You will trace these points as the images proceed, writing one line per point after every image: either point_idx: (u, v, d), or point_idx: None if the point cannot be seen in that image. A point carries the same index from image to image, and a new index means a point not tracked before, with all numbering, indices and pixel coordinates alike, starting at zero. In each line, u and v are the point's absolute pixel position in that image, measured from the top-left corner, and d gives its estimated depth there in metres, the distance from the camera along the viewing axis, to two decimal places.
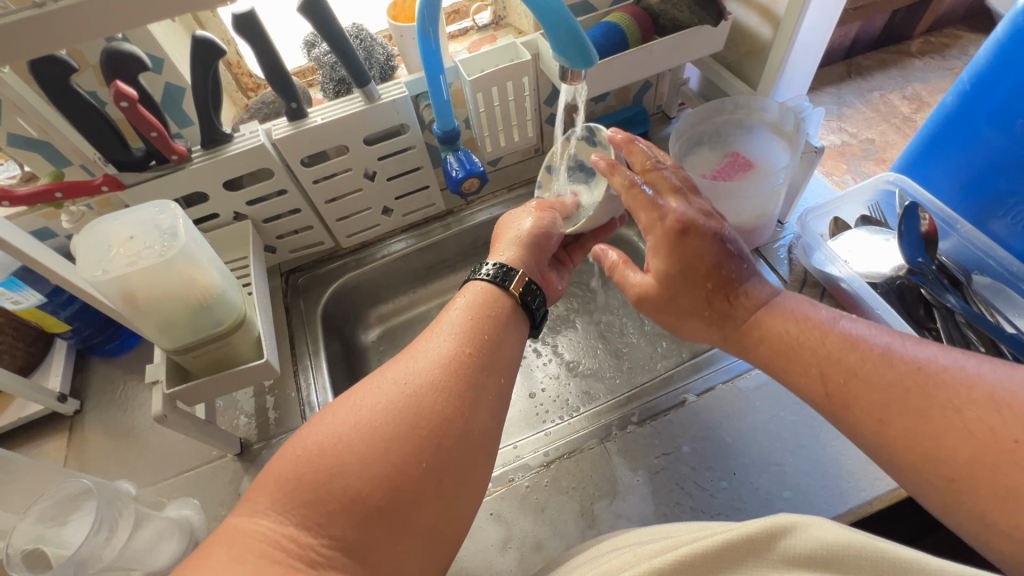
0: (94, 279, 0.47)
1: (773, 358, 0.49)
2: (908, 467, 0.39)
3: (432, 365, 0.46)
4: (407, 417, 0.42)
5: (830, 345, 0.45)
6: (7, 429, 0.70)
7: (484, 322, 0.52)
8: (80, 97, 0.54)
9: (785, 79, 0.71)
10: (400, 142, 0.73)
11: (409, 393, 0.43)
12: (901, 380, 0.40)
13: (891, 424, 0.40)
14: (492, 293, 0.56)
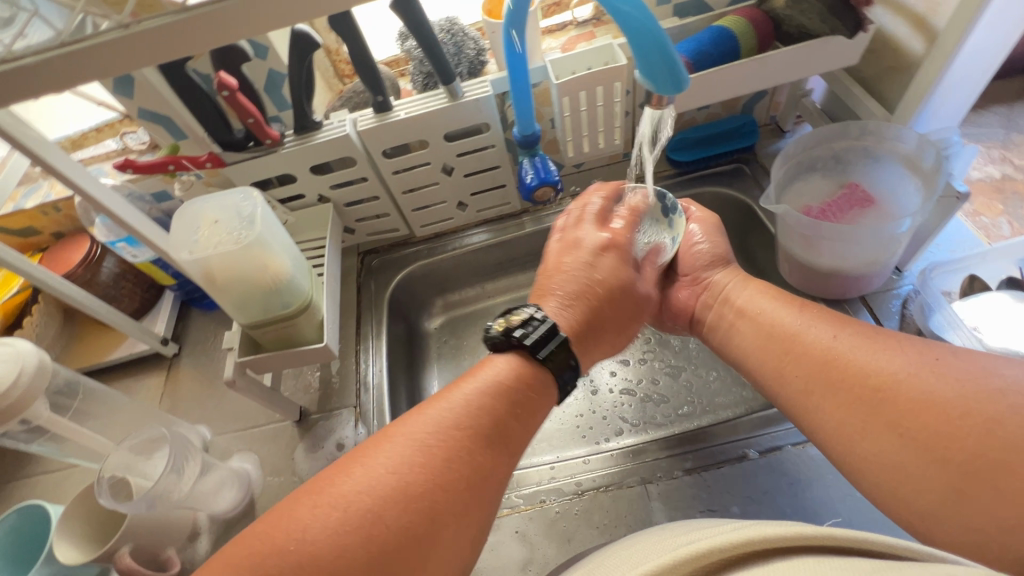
0: (182, 258, 0.51)
1: (799, 373, 0.47)
2: (905, 469, 0.38)
3: (442, 448, 0.41)
4: (414, 504, 0.38)
5: (818, 341, 0.47)
6: (120, 361, 0.81)
7: (516, 425, 0.45)
8: (193, 81, 0.59)
9: (932, 106, 0.60)
10: (480, 140, 0.72)
11: (415, 474, 0.39)
12: (882, 369, 0.42)
13: (877, 418, 0.40)
14: (524, 371, 0.48)
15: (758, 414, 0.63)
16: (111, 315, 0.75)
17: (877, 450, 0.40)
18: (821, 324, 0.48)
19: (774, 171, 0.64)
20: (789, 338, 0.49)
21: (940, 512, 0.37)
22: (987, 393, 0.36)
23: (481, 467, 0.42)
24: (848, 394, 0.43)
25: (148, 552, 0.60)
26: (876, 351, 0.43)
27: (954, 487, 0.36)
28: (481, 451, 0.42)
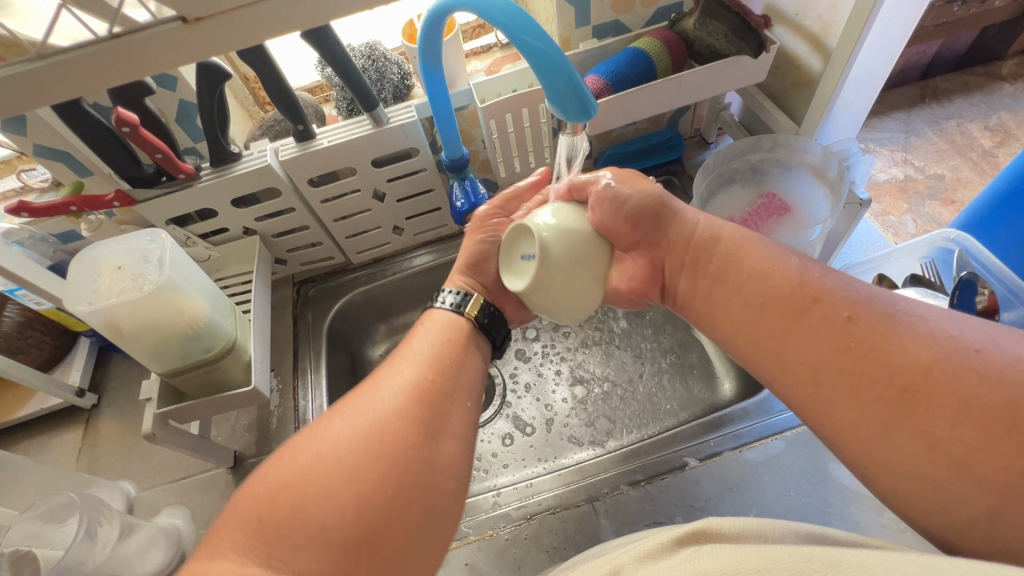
0: (81, 309, 0.48)
1: (790, 327, 0.44)
2: (917, 450, 0.36)
3: (398, 391, 0.45)
4: (378, 430, 0.42)
5: (837, 315, 0.42)
6: (31, 418, 0.75)
7: (454, 347, 0.51)
8: (92, 117, 0.55)
9: (833, 119, 0.64)
10: (410, 165, 0.71)
11: (381, 402, 0.44)
12: (920, 350, 0.37)
13: (894, 399, 0.37)
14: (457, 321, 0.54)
15: (697, 421, 0.64)
16: (15, 370, 0.68)
17: (893, 456, 0.37)
18: (816, 268, 0.46)
19: (696, 184, 0.67)
20: (794, 309, 0.44)
21: (951, 516, 0.34)
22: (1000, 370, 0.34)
23: (428, 377, 0.47)
24: (862, 370, 0.39)
25: None
26: (899, 333, 0.39)
27: (960, 480, 0.34)
28: (427, 377, 0.47)
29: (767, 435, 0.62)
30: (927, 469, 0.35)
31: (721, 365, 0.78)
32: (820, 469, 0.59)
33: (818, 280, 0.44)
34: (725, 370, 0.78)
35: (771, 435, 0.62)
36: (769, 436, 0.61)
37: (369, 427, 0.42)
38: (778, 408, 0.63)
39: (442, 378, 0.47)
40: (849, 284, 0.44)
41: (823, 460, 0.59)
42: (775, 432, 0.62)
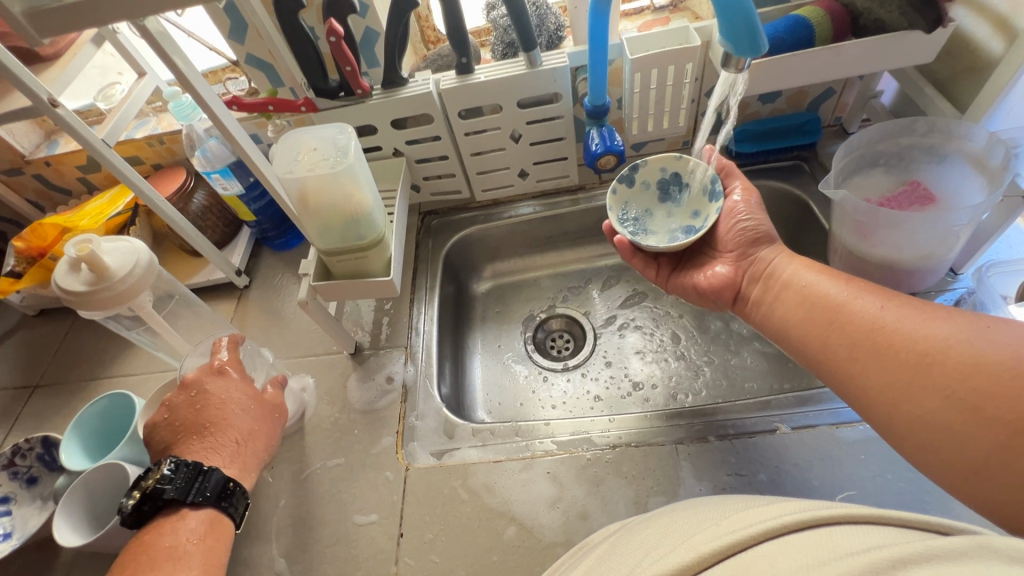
0: (281, 178, 0.57)
1: (855, 348, 0.48)
2: (948, 425, 0.40)
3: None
4: None
5: (859, 332, 0.48)
6: (200, 285, 0.90)
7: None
8: (302, 29, 0.66)
9: (1003, 110, 0.60)
10: (551, 110, 0.76)
11: None
12: (931, 336, 0.43)
13: (924, 383, 0.42)
14: None
15: (792, 394, 0.64)
16: (198, 240, 0.82)
17: (922, 412, 0.42)
18: (886, 302, 0.48)
19: (836, 159, 0.66)
20: (834, 307, 0.52)
21: (976, 473, 0.39)
22: (947, 343, 0.42)
23: None
24: (892, 381, 0.45)
25: None
26: (878, 305, 0.48)
27: (969, 423, 0.39)
28: None
29: None
30: (943, 448, 0.41)
31: None
32: None
33: (884, 317, 0.47)
34: None
35: None
36: None
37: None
38: None
39: None
40: (907, 312, 0.46)
41: None
42: None
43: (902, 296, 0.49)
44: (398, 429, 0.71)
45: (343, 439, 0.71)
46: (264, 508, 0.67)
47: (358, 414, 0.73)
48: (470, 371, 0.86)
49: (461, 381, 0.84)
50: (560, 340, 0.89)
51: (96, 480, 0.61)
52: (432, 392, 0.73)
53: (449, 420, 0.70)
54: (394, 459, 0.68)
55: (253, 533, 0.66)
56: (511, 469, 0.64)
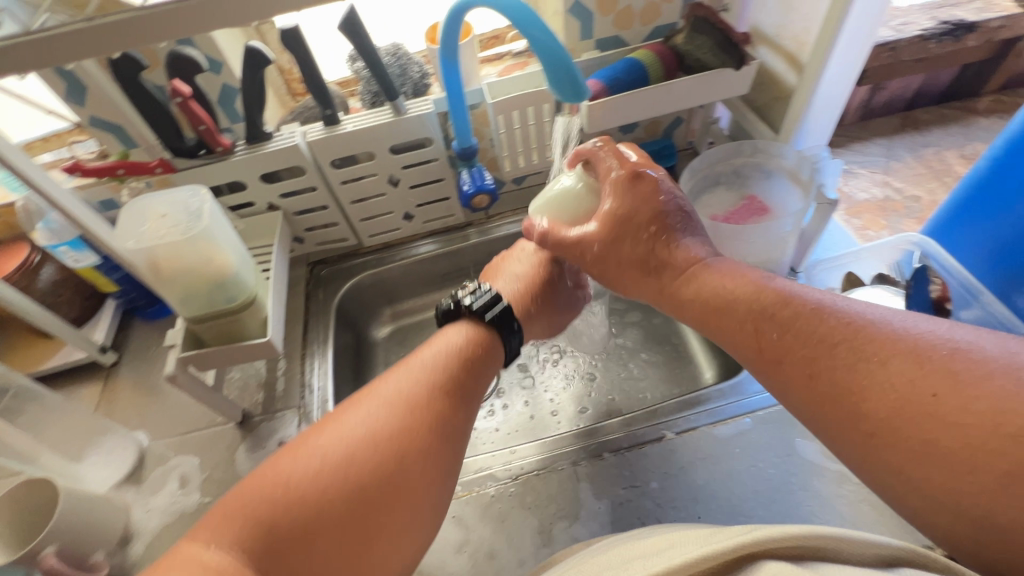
0: (127, 248, 0.53)
1: (818, 384, 0.40)
2: (942, 483, 0.34)
3: (392, 420, 0.46)
4: (361, 482, 0.42)
5: (811, 358, 0.41)
6: (56, 369, 0.80)
7: (463, 372, 0.52)
8: (147, 90, 0.63)
9: (806, 129, 0.71)
10: (425, 154, 0.78)
11: (357, 453, 0.44)
12: (910, 369, 0.37)
13: (909, 431, 0.36)
14: (480, 339, 0.56)
15: (675, 400, 0.69)
16: (48, 322, 0.74)
17: (905, 466, 0.36)
18: (845, 319, 0.41)
19: (683, 182, 0.73)
20: (778, 321, 0.44)
21: (965, 530, 0.34)
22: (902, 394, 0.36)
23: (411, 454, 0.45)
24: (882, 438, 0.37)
25: (74, 555, 0.59)
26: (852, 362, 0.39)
27: (964, 481, 0.33)
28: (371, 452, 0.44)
29: (738, 414, 0.66)
30: (935, 504, 0.35)
31: (702, 356, 0.83)
32: (787, 443, 0.63)
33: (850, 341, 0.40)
34: (705, 361, 0.83)
35: (742, 414, 0.66)
36: (740, 415, 0.66)
37: (347, 459, 0.43)
38: (744, 393, 0.68)
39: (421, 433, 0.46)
40: (870, 331, 0.40)
41: (790, 436, 0.63)
42: (746, 411, 0.66)
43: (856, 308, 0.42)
44: None
45: None
46: None
47: None
48: None
49: None
50: None
51: None
52: None
53: None
54: None
55: None
56: None
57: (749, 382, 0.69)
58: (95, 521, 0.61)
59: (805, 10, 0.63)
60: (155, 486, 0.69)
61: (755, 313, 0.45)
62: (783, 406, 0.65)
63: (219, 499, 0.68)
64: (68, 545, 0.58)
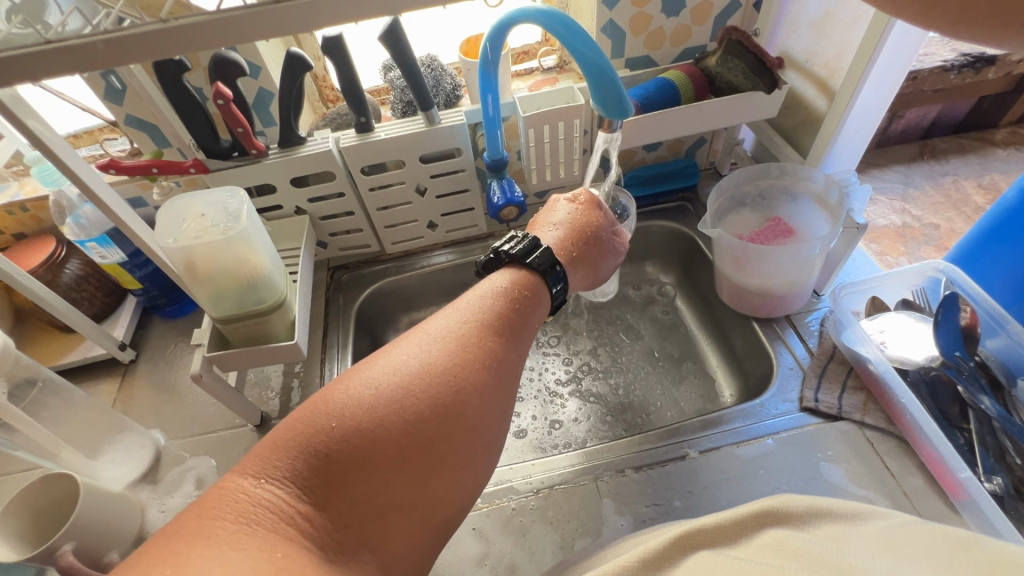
0: (164, 246, 0.54)
1: None
2: None
3: (458, 353, 0.44)
4: (411, 424, 0.40)
5: None
6: (74, 365, 0.80)
7: (514, 316, 0.50)
8: (187, 91, 0.63)
9: (835, 153, 0.72)
10: (453, 164, 0.78)
11: (389, 402, 0.40)
12: None
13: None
14: (520, 282, 0.52)
15: (698, 418, 0.69)
16: (71, 316, 0.74)
17: None
18: None
19: (710, 200, 0.74)
20: None
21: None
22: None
23: (462, 395, 0.42)
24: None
25: (91, 554, 0.58)
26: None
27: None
28: (415, 395, 0.41)
29: (761, 435, 0.66)
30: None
31: (721, 375, 0.83)
32: (811, 466, 0.62)
33: None
34: (725, 380, 0.83)
35: (764, 435, 0.66)
36: (762, 436, 0.66)
37: (393, 396, 0.40)
38: (766, 414, 0.68)
39: (466, 374, 0.43)
40: None
41: (814, 458, 0.63)
42: (770, 433, 0.66)
43: None
44: None
45: None
46: None
47: None
48: None
49: None
50: None
51: None
52: None
53: None
54: None
55: None
56: None
57: (772, 402, 0.69)
58: (111, 520, 0.61)
59: (839, 38, 0.64)
60: (171, 487, 0.69)
61: None
62: (806, 428, 0.65)
63: None
64: (85, 543, 0.58)
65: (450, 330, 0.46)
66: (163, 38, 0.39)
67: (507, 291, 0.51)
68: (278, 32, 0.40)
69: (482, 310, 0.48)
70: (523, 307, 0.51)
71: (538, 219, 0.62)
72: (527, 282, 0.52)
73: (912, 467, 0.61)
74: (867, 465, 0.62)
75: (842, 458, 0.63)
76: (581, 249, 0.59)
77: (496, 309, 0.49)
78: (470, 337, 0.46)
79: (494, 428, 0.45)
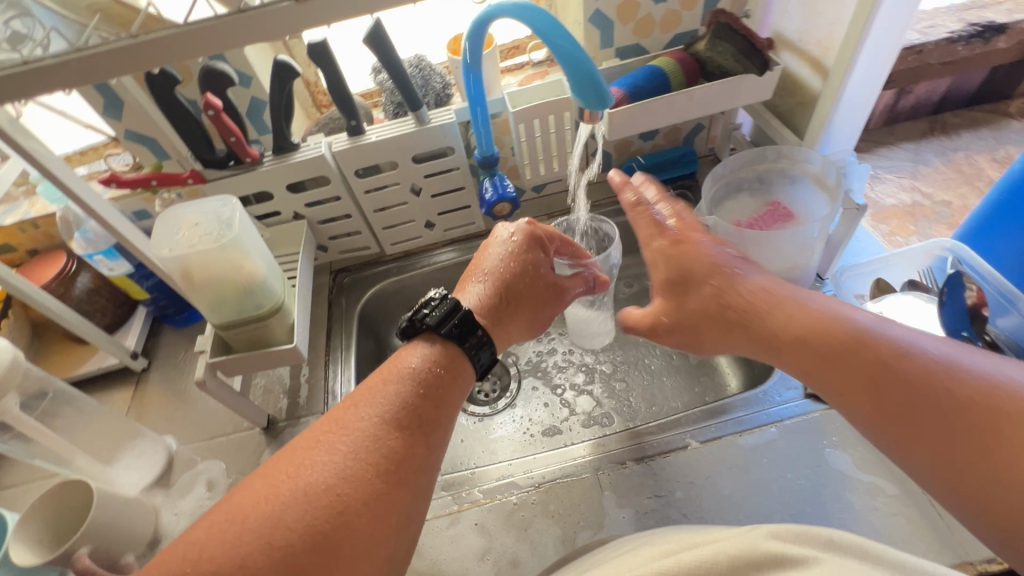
0: (161, 256, 0.55)
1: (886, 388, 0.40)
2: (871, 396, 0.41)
3: (342, 463, 0.43)
4: (292, 546, 0.39)
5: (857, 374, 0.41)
6: (89, 375, 0.83)
7: (422, 402, 0.49)
8: (181, 104, 0.65)
9: (832, 133, 0.70)
10: (446, 162, 0.79)
11: (269, 526, 0.39)
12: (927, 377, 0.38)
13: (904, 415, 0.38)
14: (434, 360, 0.52)
15: (701, 408, 0.68)
16: (83, 328, 0.76)
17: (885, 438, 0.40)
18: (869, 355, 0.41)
19: (705, 188, 0.73)
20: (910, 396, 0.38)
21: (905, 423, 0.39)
22: (925, 392, 0.38)
23: (354, 501, 0.41)
24: (986, 385, 0.36)
25: (107, 555, 0.60)
26: (931, 354, 0.39)
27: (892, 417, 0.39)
28: (301, 511, 0.40)
29: (765, 423, 0.65)
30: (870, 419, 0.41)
31: (727, 364, 0.82)
32: (816, 453, 0.61)
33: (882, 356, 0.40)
34: (731, 369, 0.82)
35: (768, 423, 0.65)
36: (766, 424, 0.65)
37: (273, 519, 0.40)
38: (770, 402, 0.67)
39: (359, 477, 0.42)
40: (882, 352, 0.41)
41: (819, 446, 0.62)
42: (774, 421, 0.65)
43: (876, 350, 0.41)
44: None
45: None
46: None
47: None
48: None
49: None
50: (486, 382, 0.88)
51: None
52: None
53: None
54: None
55: None
56: (436, 527, 0.62)
57: (776, 390, 0.68)
58: (125, 523, 0.63)
59: (831, 15, 0.62)
60: (183, 490, 0.71)
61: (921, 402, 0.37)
62: (810, 416, 0.64)
63: None
64: (100, 546, 0.60)
65: (348, 429, 0.45)
66: (141, 51, 0.40)
67: (415, 375, 0.50)
68: (250, 39, 0.40)
69: (384, 399, 0.48)
70: (432, 382, 0.51)
71: (468, 274, 0.61)
72: (441, 356, 0.52)
73: None
74: (874, 451, 0.60)
75: (849, 444, 0.61)
76: (507, 308, 0.59)
77: (403, 394, 0.48)
78: (369, 434, 0.45)
79: (398, 532, 0.43)
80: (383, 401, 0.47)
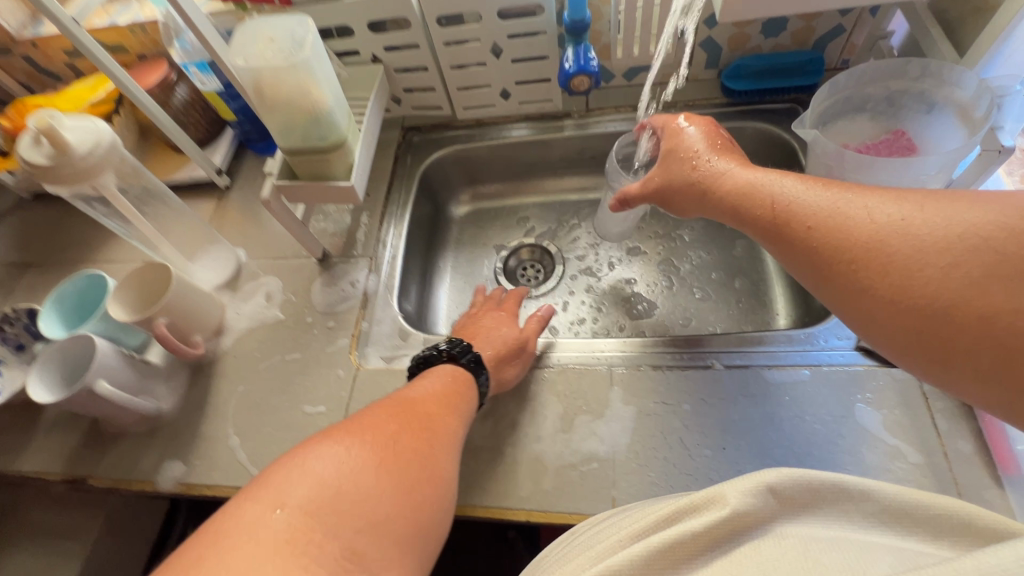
0: (236, 65, 0.57)
1: (823, 238, 0.42)
2: (851, 219, 0.40)
3: (395, 428, 0.49)
4: (367, 480, 0.44)
5: (801, 224, 0.44)
6: (182, 182, 0.92)
7: (447, 407, 0.57)
8: None
9: (1004, 53, 0.56)
10: (534, 23, 0.72)
11: (348, 463, 0.44)
12: (871, 227, 0.39)
13: (878, 273, 0.38)
14: (458, 376, 0.60)
15: (735, 335, 0.65)
16: (177, 135, 0.83)
17: (878, 292, 0.38)
18: (834, 202, 0.42)
19: (817, 97, 0.63)
20: (856, 247, 0.39)
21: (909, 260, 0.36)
22: (875, 237, 0.38)
23: (408, 460, 0.47)
24: (937, 220, 0.36)
25: (181, 330, 0.71)
26: (877, 203, 0.40)
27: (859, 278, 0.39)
28: (370, 457, 0.45)
29: (799, 364, 0.61)
30: (870, 296, 0.38)
31: (781, 301, 0.78)
32: (846, 405, 0.58)
33: (829, 211, 0.42)
34: (783, 307, 0.77)
35: (802, 364, 0.61)
36: (800, 365, 0.61)
37: (351, 459, 0.44)
38: (812, 344, 0.63)
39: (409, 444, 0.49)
40: (843, 206, 0.42)
41: (849, 399, 0.58)
42: (812, 364, 0.61)
43: (846, 200, 0.42)
44: (354, 333, 0.74)
45: (300, 337, 0.75)
46: (225, 390, 0.72)
47: (319, 315, 0.76)
48: (436, 293, 0.89)
49: (426, 299, 0.87)
50: (530, 268, 0.90)
51: (69, 350, 0.66)
52: (391, 301, 0.77)
53: (403, 328, 0.74)
54: (348, 359, 0.72)
55: (208, 409, 0.71)
56: None
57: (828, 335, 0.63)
58: (197, 309, 0.72)
59: None
60: (246, 296, 0.80)
61: (853, 251, 0.39)
62: (853, 367, 0.60)
63: (293, 319, 0.77)
64: (175, 322, 0.70)
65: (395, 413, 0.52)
66: None
67: (433, 386, 0.58)
68: None
69: (412, 400, 0.55)
70: (448, 393, 0.57)
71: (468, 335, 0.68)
72: (457, 373, 0.60)
73: (966, 431, 0.54)
74: (910, 418, 0.56)
75: (884, 405, 0.57)
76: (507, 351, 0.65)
77: (435, 398, 0.56)
78: (412, 419, 0.52)
79: (439, 489, 0.49)
80: (410, 404, 0.54)
